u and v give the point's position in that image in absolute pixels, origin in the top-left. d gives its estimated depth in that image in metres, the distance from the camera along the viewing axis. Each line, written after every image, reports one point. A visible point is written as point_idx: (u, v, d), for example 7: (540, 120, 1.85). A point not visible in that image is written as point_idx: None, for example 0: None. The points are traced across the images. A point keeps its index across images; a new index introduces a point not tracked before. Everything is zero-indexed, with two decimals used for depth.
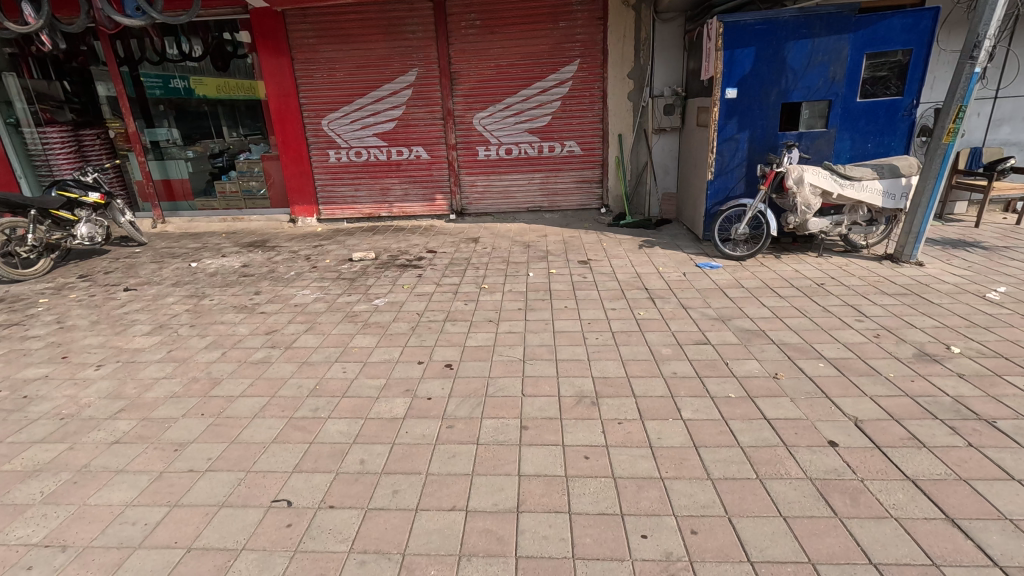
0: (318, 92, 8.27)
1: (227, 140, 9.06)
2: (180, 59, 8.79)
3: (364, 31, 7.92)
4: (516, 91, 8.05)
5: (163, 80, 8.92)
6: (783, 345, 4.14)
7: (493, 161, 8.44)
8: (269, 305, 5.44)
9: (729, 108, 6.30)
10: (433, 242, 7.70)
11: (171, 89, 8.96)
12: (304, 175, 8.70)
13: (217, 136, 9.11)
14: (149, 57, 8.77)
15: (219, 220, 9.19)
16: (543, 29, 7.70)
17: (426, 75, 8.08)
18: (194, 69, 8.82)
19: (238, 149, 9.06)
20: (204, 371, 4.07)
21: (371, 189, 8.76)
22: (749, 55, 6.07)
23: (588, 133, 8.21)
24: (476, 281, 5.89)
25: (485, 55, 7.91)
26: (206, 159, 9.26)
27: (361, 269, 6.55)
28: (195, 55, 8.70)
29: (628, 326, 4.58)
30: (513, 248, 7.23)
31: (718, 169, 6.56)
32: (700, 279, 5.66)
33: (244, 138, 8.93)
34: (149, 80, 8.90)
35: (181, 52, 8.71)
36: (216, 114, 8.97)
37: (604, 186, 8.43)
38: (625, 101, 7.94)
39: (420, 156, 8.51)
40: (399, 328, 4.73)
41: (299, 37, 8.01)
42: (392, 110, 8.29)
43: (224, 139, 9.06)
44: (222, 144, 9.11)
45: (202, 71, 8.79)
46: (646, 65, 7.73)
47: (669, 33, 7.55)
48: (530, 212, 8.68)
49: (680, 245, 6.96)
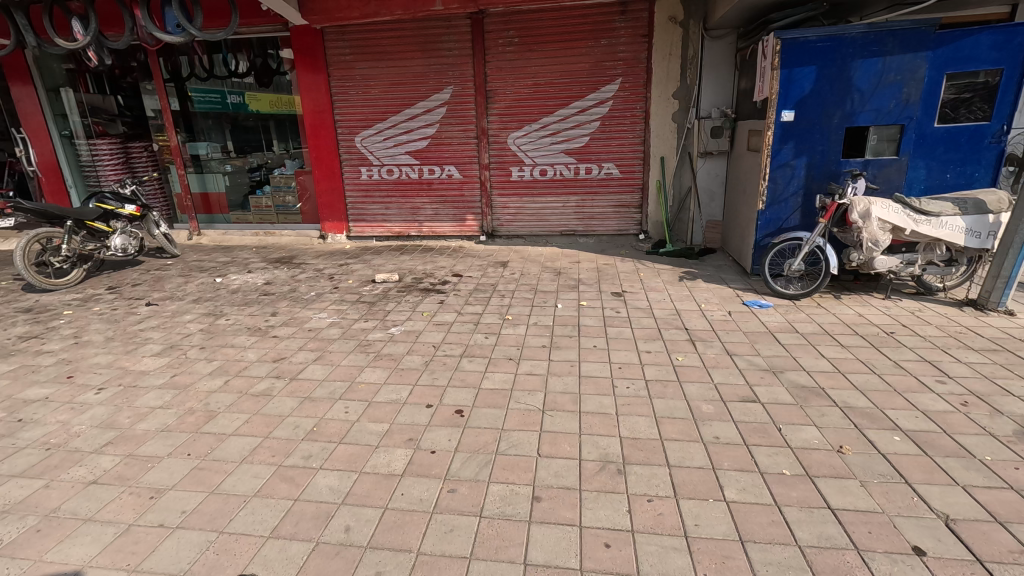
0: (352, 109, 8.20)
1: (265, 154, 9.08)
2: (226, 76, 8.96)
3: (401, 48, 7.81)
4: (553, 110, 7.72)
5: (210, 95, 9.13)
6: (847, 408, 3.54)
7: (526, 182, 8.11)
8: (283, 328, 5.22)
9: (785, 132, 5.74)
10: (460, 265, 7.39)
11: (217, 104, 9.15)
12: (336, 191, 8.63)
13: (257, 151, 9.16)
14: (198, 73, 8.98)
15: (252, 234, 9.21)
16: (583, 46, 7.36)
17: (460, 93, 7.87)
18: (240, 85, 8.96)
19: (275, 163, 9.06)
20: (202, 402, 3.83)
21: (401, 208, 8.58)
22: (809, 74, 5.52)
23: (628, 155, 7.76)
24: (499, 311, 5.51)
25: (522, 73, 7.64)
26: (244, 173, 9.34)
27: (382, 292, 6.29)
28: (241, 71, 8.83)
29: (664, 373, 4.08)
30: (542, 275, 6.82)
31: (770, 198, 5.98)
32: (747, 321, 5.08)
33: (281, 153, 8.92)
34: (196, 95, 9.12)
35: (227, 68, 8.88)
36: (257, 129, 9.04)
37: (643, 212, 7.95)
38: (669, 122, 7.47)
39: (452, 176, 8.28)
40: (412, 363, 4.39)
41: (336, 54, 7.97)
42: (426, 128, 8.11)
43: (263, 154, 9.10)
44: (260, 159, 9.14)
45: (246, 87, 8.91)
46: (692, 85, 7.25)
47: (719, 51, 7.07)
48: (563, 236, 8.28)
49: (725, 279, 6.39)
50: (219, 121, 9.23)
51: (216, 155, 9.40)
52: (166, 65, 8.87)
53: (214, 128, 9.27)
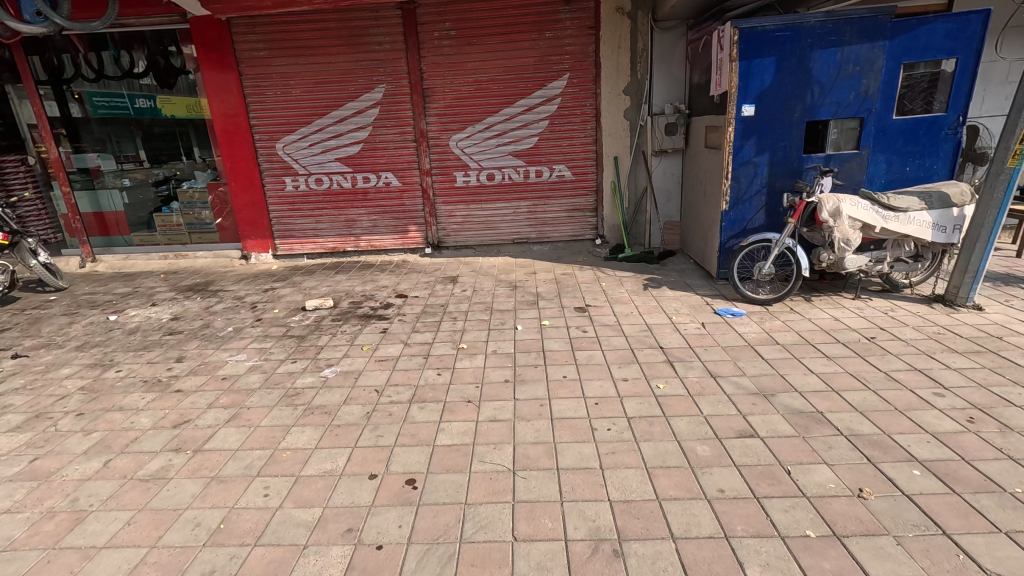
0: (271, 112, 7.23)
1: (172, 166, 7.89)
2: (117, 75, 7.62)
3: (323, 43, 6.93)
4: (498, 109, 7.10)
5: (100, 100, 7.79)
6: (854, 437, 3.15)
7: (472, 187, 7.45)
8: (189, 378, 4.30)
9: (746, 128, 5.42)
10: (404, 283, 6.63)
11: (108, 108, 7.83)
12: (258, 205, 7.62)
13: (162, 163, 7.95)
14: (83, 74, 7.64)
15: (159, 257, 8.00)
16: (527, 39, 6.80)
17: (394, 92, 7.11)
18: (134, 86, 7.67)
19: (185, 175, 7.89)
20: (69, 498, 2.92)
21: (334, 221, 7.69)
22: (768, 66, 5.22)
23: (579, 155, 7.27)
24: (452, 338, 4.84)
25: (462, 69, 6.97)
26: (149, 187, 8.12)
27: (314, 322, 5.44)
28: (136, 70, 7.55)
29: (647, 407, 3.56)
30: (497, 290, 6.19)
31: (734, 197, 5.65)
32: (723, 334, 4.68)
33: (190, 164, 7.77)
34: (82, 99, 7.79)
35: (119, 65, 7.57)
36: (161, 137, 7.80)
37: (599, 215, 7.49)
38: (621, 120, 7.04)
39: (390, 184, 7.49)
40: (351, 416, 3.64)
41: (247, 49, 6.98)
42: (357, 132, 7.28)
43: (169, 165, 7.90)
44: (167, 170, 7.94)
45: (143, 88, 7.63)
46: (644, 80, 6.86)
47: (670, 44, 6.71)
48: (516, 245, 7.69)
49: (690, 285, 6.02)
50: (112, 129, 7.93)
51: (128, 161, 8.03)
52: (37, 66, 7.54)
53: (121, 133, 7.93)
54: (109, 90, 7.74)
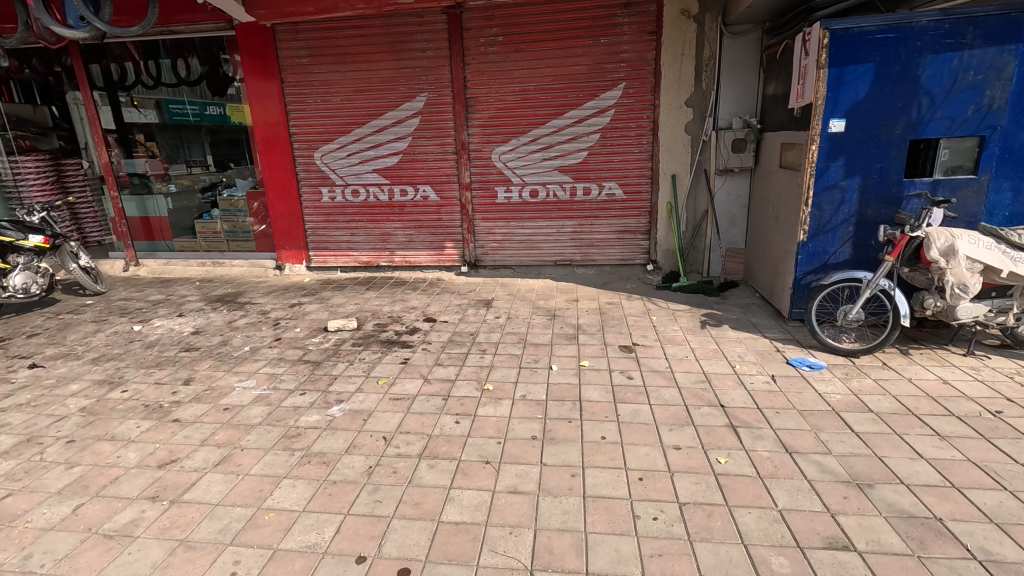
0: (310, 120, 7.02)
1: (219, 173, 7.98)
2: (173, 83, 7.78)
3: (365, 50, 6.65)
4: (545, 121, 6.57)
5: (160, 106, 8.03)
6: (993, 565, 2.33)
7: (514, 204, 6.94)
8: (190, 406, 3.96)
9: (833, 146, 4.61)
10: (434, 305, 6.16)
11: (168, 114, 8.06)
12: (294, 216, 7.43)
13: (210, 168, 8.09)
14: (143, 81, 7.81)
15: (198, 264, 7.96)
16: (580, 45, 6.24)
17: (436, 101, 6.72)
18: (191, 92, 7.78)
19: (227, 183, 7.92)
20: (22, 554, 2.56)
21: (369, 234, 7.38)
22: (865, 74, 4.41)
23: (632, 172, 6.60)
24: (478, 376, 4.29)
25: (508, 77, 6.50)
26: (195, 193, 8.18)
27: (333, 346, 5.04)
28: (192, 78, 7.64)
29: (704, 491, 2.86)
30: (533, 319, 5.61)
31: (814, 227, 4.84)
32: (799, 393, 3.89)
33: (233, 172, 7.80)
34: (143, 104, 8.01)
35: (175, 73, 7.68)
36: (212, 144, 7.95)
37: (651, 238, 6.79)
38: (681, 134, 6.34)
39: (427, 197, 7.10)
40: (350, 470, 3.15)
41: (290, 56, 6.80)
42: (396, 143, 6.94)
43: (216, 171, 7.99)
44: (213, 177, 8.03)
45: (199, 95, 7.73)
46: (709, 90, 6.14)
47: (741, 51, 5.97)
48: (558, 267, 7.10)
49: (756, 325, 5.22)
50: (169, 133, 8.15)
51: (196, 165, 8.17)
52: (97, 74, 7.61)
53: (177, 141, 8.17)
54: (168, 96, 7.90)
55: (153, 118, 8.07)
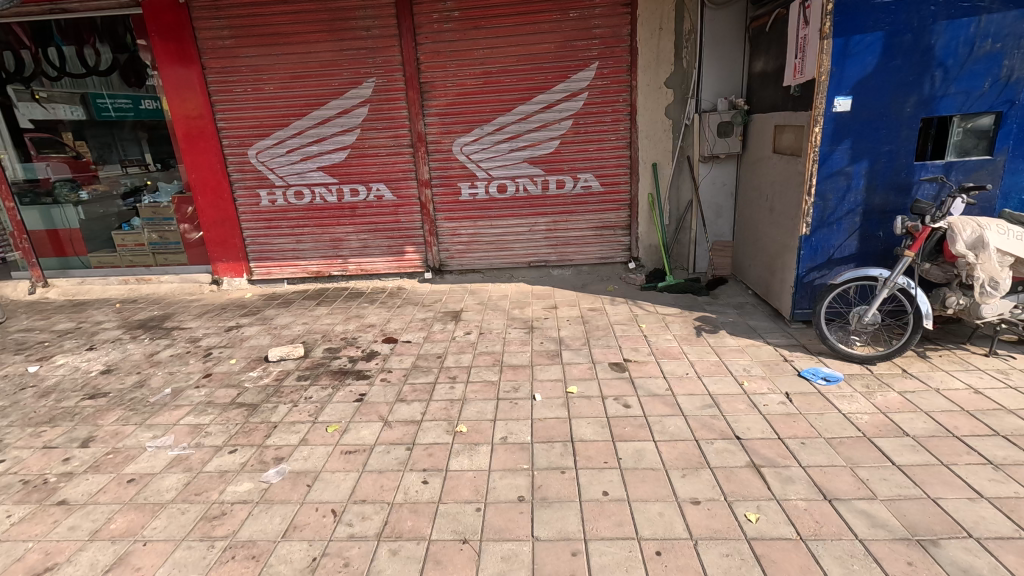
0: (240, 112, 6.07)
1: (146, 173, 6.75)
2: (81, 74, 6.60)
3: (300, 28, 5.75)
4: (510, 106, 5.86)
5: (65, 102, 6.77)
6: None
7: (479, 201, 6.22)
8: (82, 480, 3.12)
9: (838, 128, 4.09)
10: (394, 320, 5.41)
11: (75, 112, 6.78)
12: (229, 223, 6.51)
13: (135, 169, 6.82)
14: (45, 72, 6.65)
15: (119, 283, 6.92)
16: (547, 20, 5.54)
17: (386, 87, 5.90)
18: (102, 85, 6.60)
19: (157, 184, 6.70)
20: None
21: (317, 241, 6.53)
22: (873, 44, 3.89)
23: (610, 162, 5.98)
24: (448, 416, 3.60)
25: (467, 58, 5.74)
26: (115, 199, 7.03)
27: (274, 382, 4.24)
28: (102, 69, 6.50)
29: (740, 568, 2.28)
30: (509, 333, 4.94)
31: (817, 219, 4.32)
32: (822, 416, 3.37)
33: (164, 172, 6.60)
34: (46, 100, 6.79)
35: (83, 62, 6.51)
36: (139, 141, 6.68)
37: (632, 234, 6.21)
38: (662, 119, 5.75)
39: (382, 197, 6.29)
40: (286, 568, 2.42)
41: (211, 38, 5.83)
42: (343, 136, 6.09)
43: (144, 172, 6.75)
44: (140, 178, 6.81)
45: (111, 87, 6.57)
46: (691, 69, 5.56)
47: (725, 23, 5.38)
48: (532, 268, 6.45)
49: (756, 329, 4.71)
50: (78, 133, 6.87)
51: (133, 165, 6.81)
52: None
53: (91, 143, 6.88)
54: (75, 90, 6.70)
55: (78, 114, 6.75)
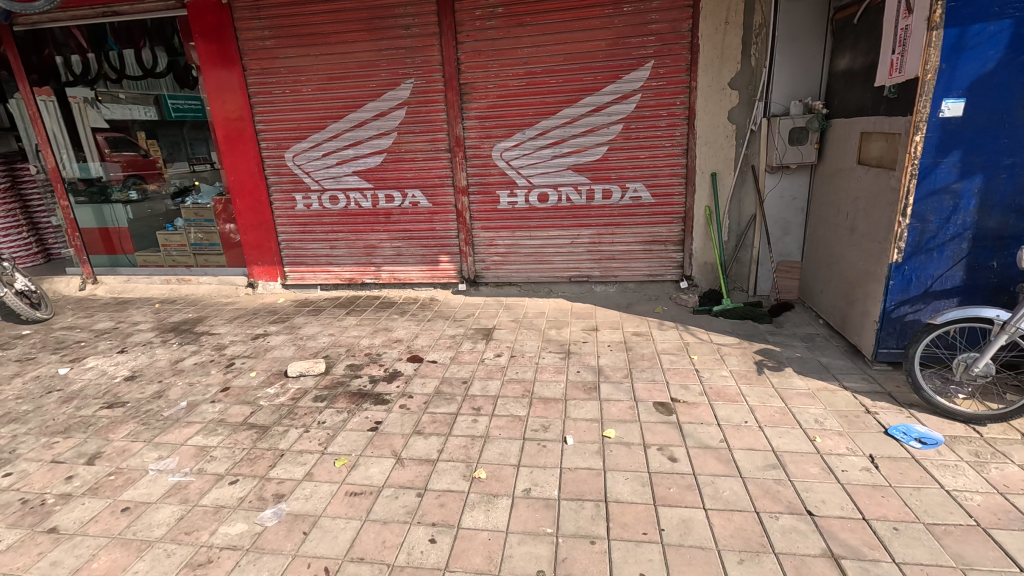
0: (278, 114, 5.94)
1: (201, 173, 6.72)
2: (140, 76, 6.70)
3: (339, 28, 5.54)
4: (555, 109, 5.42)
5: (128, 104, 6.95)
6: None
7: (518, 210, 5.82)
8: (78, 506, 2.94)
9: (946, 137, 3.41)
10: (422, 336, 5.09)
11: (136, 113, 6.95)
12: (266, 227, 6.43)
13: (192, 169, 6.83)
14: (106, 75, 6.80)
15: (161, 282, 7.01)
16: (598, 16, 5.07)
17: (424, 88, 5.60)
18: (157, 86, 6.68)
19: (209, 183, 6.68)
20: None
21: (351, 247, 6.34)
22: (996, 36, 3.21)
23: (663, 171, 5.42)
24: (467, 457, 3.21)
25: (510, 57, 5.35)
26: (164, 198, 7.13)
27: (289, 402, 3.99)
28: (156, 69, 6.56)
29: None
30: (543, 357, 4.50)
31: (913, 244, 3.64)
32: (919, 492, 2.74)
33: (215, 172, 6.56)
34: (109, 102, 6.98)
35: (141, 64, 6.59)
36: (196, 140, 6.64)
37: (685, 250, 5.62)
38: (725, 123, 5.14)
39: (417, 203, 6.01)
40: None
41: (252, 39, 5.73)
42: (379, 139, 5.85)
43: (200, 171, 6.73)
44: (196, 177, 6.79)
45: (166, 88, 6.62)
46: (760, 67, 4.93)
47: (803, 15, 4.73)
48: (573, 283, 5.98)
49: (829, 369, 4.06)
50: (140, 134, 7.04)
51: (200, 164, 6.72)
52: (63, 66, 6.78)
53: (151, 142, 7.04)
54: (135, 92, 6.85)
55: (152, 115, 6.85)
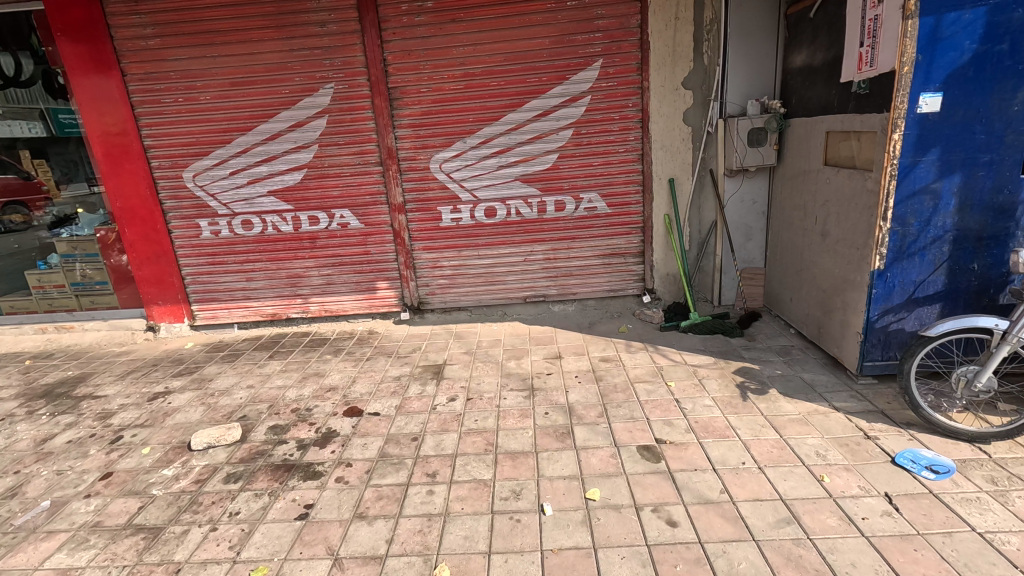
0: (171, 127, 5.01)
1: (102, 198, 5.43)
2: (1, 85, 5.55)
3: (240, 24, 4.73)
4: (498, 114, 4.88)
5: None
6: None
7: (463, 228, 5.22)
8: None
9: (925, 133, 3.17)
10: (361, 381, 4.37)
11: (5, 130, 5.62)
12: (165, 260, 5.43)
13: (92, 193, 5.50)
14: None
15: (34, 332, 5.80)
16: (540, 11, 4.59)
17: (347, 94, 4.89)
18: (24, 97, 5.50)
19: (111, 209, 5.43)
20: None
21: (271, 278, 5.48)
22: (971, 25, 3.00)
23: (618, 178, 5.00)
24: (423, 548, 2.56)
25: (444, 58, 4.76)
26: (46, 229, 5.82)
27: (191, 488, 3.16)
28: (20, 77, 5.43)
29: None
30: (504, 398, 3.92)
31: (895, 249, 3.39)
32: (952, 540, 2.38)
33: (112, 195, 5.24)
34: None
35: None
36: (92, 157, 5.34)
37: (646, 262, 5.24)
38: (680, 126, 4.81)
39: (346, 224, 5.27)
40: None
41: (131, 38, 4.79)
42: (297, 153, 5.07)
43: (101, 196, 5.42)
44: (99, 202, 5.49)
45: (34, 99, 5.47)
46: (713, 66, 4.64)
47: (754, 10, 4.48)
48: (528, 304, 5.45)
49: (814, 387, 3.75)
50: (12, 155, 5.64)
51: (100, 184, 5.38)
52: None
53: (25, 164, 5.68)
54: None
55: (37, 131, 5.51)
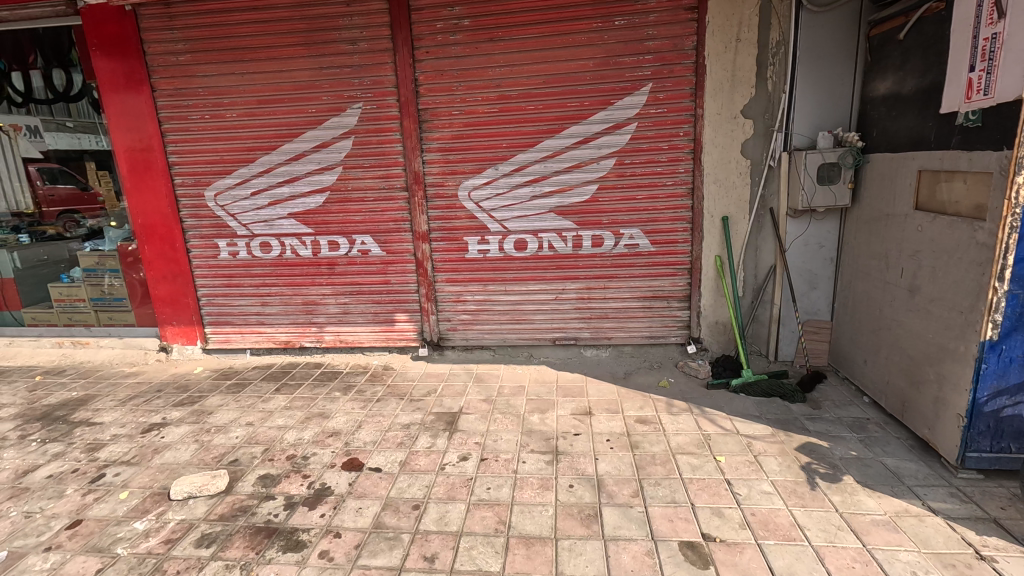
0: (196, 143, 4.85)
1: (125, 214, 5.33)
2: (48, 99, 5.63)
3: (271, 41, 4.56)
4: (533, 141, 4.50)
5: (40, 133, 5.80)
6: None
7: (490, 260, 4.81)
8: None
9: None
10: (367, 427, 3.96)
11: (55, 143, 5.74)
12: (181, 280, 5.24)
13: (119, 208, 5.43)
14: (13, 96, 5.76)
15: (52, 346, 5.70)
16: (584, 30, 4.22)
17: (375, 114, 4.61)
18: (69, 111, 5.57)
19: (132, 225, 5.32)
20: None
21: (287, 303, 5.20)
22: None
23: (664, 214, 4.49)
24: None
25: (479, 79, 4.44)
26: (72, 243, 5.80)
27: (159, 549, 2.78)
28: (65, 91, 5.49)
29: None
30: (522, 462, 3.41)
31: (1013, 316, 2.75)
32: None
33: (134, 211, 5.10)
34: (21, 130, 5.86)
35: (49, 86, 5.53)
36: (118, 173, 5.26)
37: (693, 308, 4.67)
38: (737, 159, 4.29)
39: (367, 251, 4.95)
40: None
41: (164, 53, 4.69)
42: (321, 175, 4.81)
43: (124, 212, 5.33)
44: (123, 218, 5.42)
45: (76, 113, 5.51)
46: (778, 93, 4.13)
47: (829, 32, 3.96)
48: (557, 347, 4.95)
49: (900, 476, 3.07)
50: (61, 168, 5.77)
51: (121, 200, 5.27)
52: None
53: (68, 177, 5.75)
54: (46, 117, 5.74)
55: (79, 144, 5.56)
